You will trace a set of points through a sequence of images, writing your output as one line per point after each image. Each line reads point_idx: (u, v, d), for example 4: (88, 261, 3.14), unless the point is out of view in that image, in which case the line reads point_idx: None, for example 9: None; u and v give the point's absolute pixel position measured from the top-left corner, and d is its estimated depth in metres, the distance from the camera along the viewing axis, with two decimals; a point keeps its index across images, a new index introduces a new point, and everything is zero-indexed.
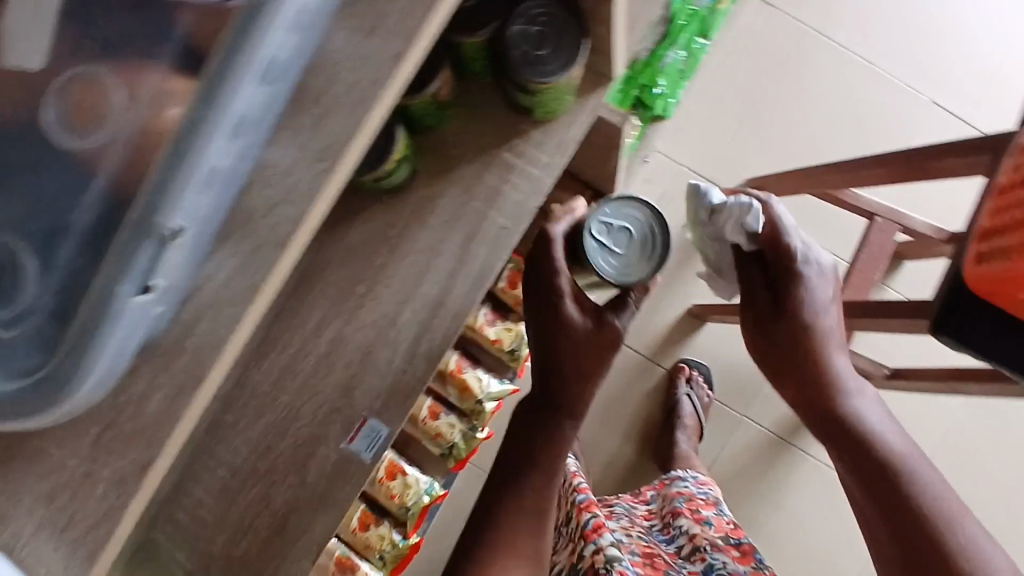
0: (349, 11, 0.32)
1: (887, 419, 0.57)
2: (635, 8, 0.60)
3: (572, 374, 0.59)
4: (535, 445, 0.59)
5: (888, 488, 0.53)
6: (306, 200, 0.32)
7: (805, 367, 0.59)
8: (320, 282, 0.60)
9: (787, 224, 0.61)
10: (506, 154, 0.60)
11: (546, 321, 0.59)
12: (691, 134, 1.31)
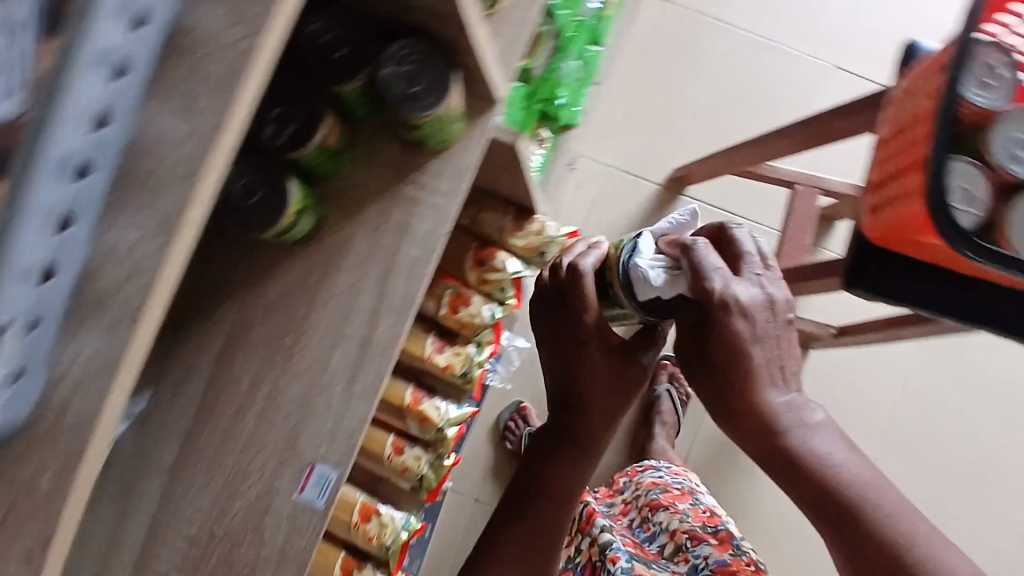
0: (170, 80, 0.32)
1: (828, 439, 0.58)
2: (507, 31, 0.62)
3: (592, 403, 0.68)
4: (552, 478, 0.69)
5: (841, 520, 0.56)
6: (153, 271, 0.32)
7: (746, 413, 0.58)
8: (247, 340, 0.61)
9: (714, 266, 0.58)
10: (409, 188, 0.62)
11: (570, 350, 0.69)
12: (611, 135, 1.36)
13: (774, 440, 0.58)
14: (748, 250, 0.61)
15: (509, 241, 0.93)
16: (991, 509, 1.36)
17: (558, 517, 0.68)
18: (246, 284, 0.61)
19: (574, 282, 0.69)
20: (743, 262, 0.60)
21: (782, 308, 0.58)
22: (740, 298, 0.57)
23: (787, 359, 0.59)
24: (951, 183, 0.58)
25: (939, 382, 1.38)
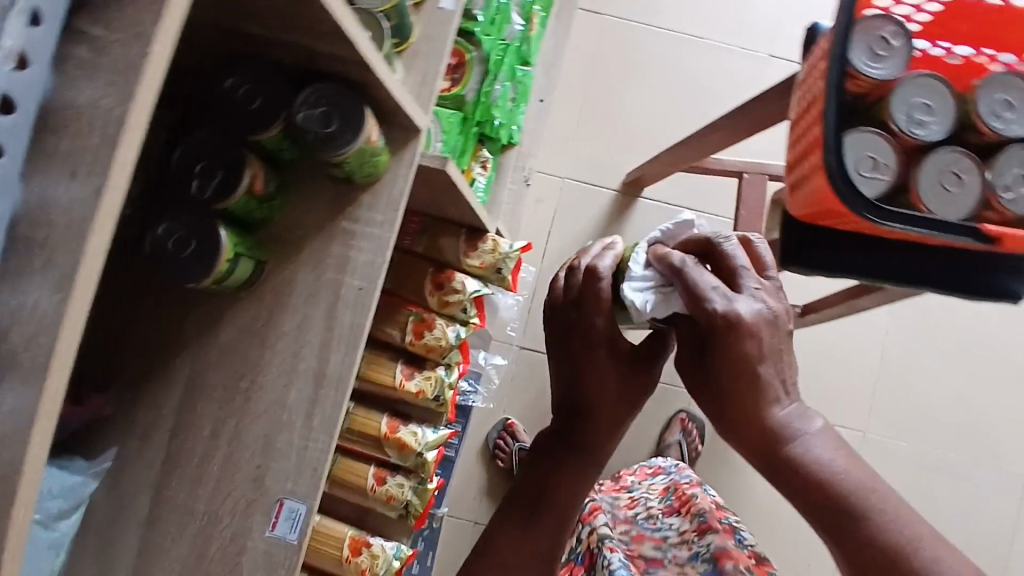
0: (50, 122, 0.30)
1: (834, 448, 0.55)
2: (421, 62, 0.65)
3: (596, 412, 0.67)
4: (557, 491, 0.66)
5: (844, 529, 0.51)
6: (56, 327, 0.30)
7: (751, 426, 0.56)
8: (206, 387, 0.64)
9: (709, 285, 0.57)
10: (344, 223, 0.64)
11: (578, 355, 0.68)
12: (560, 148, 1.40)
13: (779, 450, 0.55)
14: (742, 263, 0.60)
15: (464, 262, 0.95)
16: (982, 467, 1.38)
17: (560, 528, 0.66)
18: (198, 333, 0.64)
19: (587, 289, 0.69)
20: (739, 275, 0.60)
21: (780, 322, 0.58)
22: (742, 314, 0.56)
23: (788, 370, 0.57)
24: (843, 162, 0.58)
25: (915, 348, 1.40)
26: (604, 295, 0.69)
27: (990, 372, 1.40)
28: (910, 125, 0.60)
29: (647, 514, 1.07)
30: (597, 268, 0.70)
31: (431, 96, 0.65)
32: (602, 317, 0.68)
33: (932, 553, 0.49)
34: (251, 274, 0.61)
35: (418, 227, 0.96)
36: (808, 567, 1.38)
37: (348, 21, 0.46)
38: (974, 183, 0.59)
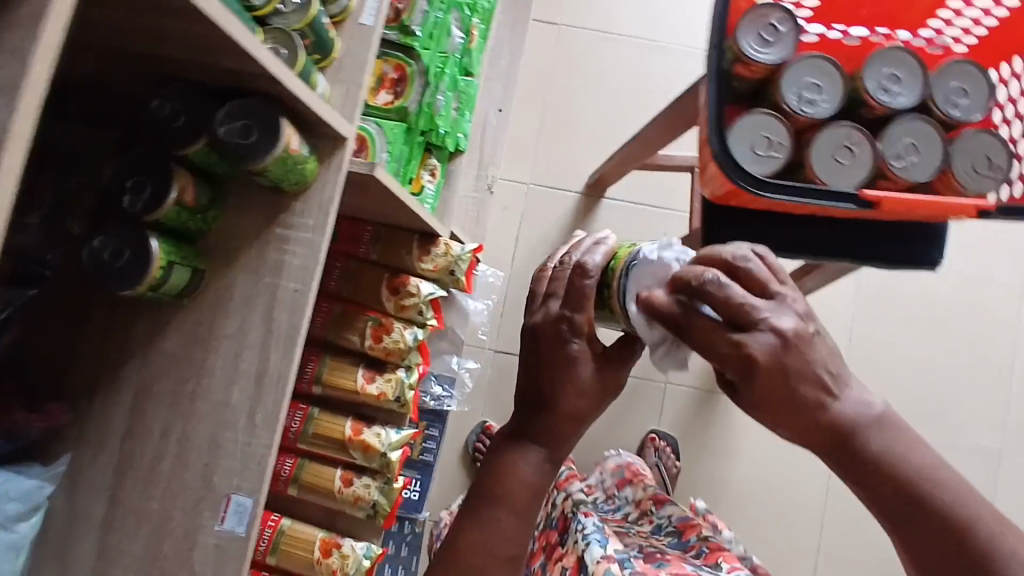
0: None
1: (907, 437, 0.48)
2: (345, 74, 0.69)
3: (563, 414, 0.54)
4: (504, 485, 0.53)
5: (910, 522, 0.46)
6: None
7: (799, 426, 0.48)
8: (154, 391, 0.68)
9: (719, 331, 0.47)
10: (277, 229, 0.68)
11: (547, 349, 0.54)
12: (521, 155, 1.44)
13: (849, 447, 0.48)
14: (742, 295, 0.47)
15: (418, 267, 0.99)
16: (953, 442, 1.40)
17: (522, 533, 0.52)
18: (144, 343, 0.68)
19: (572, 285, 0.55)
20: (747, 307, 0.47)
21: (799, 337, 0.47)
22: (755, 353, 0.46)
23: (826, 362, 0.48)
24: (733, 149, 0.63)
25: (882, 328, 1.42)
26: (592, 294, 0.54)
27: (955, 349, 1.43)
28: (801, 104, 0.63)
29: (608, 495, 1.16)
30: (585, 264, 0.55)
31: (356, 106, 0.69)
32: (585, 314, 0.54)
33: (998, 531, 0.46)
34: (189, 282, 0.66)
35: (371, 236, 0.99)
36: (791, 553, 1.39)
37: (251, 40, 0.51)
38: (865, 153, 0.63)
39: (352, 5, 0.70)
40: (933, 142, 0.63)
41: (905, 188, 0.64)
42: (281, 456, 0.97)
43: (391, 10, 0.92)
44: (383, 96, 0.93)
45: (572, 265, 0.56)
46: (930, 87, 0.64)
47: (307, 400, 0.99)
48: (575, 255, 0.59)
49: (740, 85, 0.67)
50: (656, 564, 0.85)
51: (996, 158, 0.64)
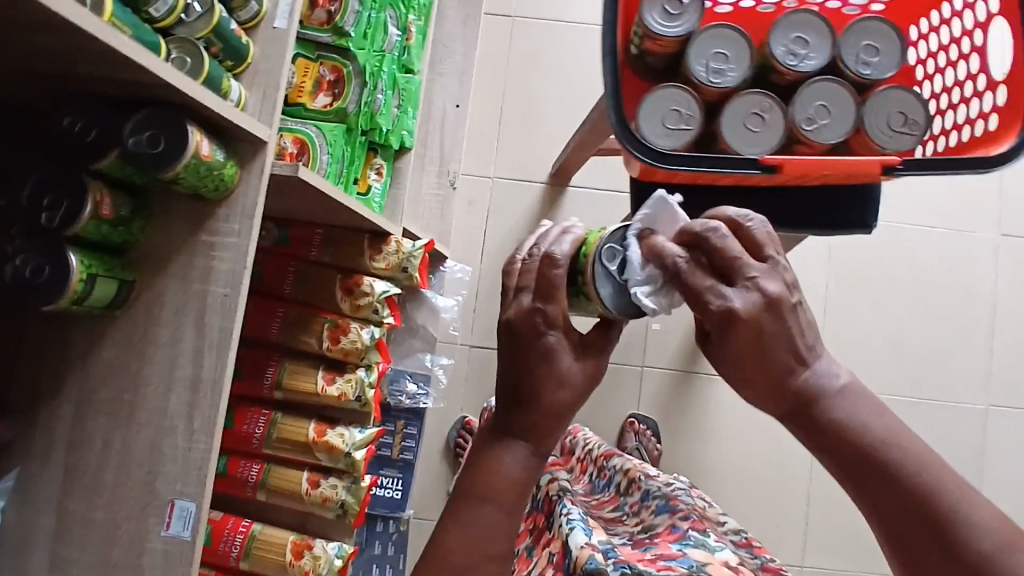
0: None
1: (871, 406, 0.48)
2: (261, 79, 0.70)
3: (547, 406, 0.51)
4: (483, 475, 0.51)
5: (877, 489, 0.46)
6: None
7: (766, 393, 0.49)
8: (94, 402, 0.69)
9: (708, 284, 0.47)
10: (203, 236, 0.68)
11: (524, 346, 0.52)
12: (483, 148, 1.44)
13: (813, 416, 0.48)
14: (736, 252, 0.47)
15: (370, 266, 1.00)
16: (938, 407, 1.38)
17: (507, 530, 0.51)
18: (82, 355, 0.69)
19: (542, 276, 0.53)
20: (738, 263, 0.47)
21: (786, 302, 0.47)
22: (740, 311, 0.46)
23: (802, 330, 0.48)
24: (641, 124, 0.63)
25: (858, 297, 1.41)
26: (561, 284, 0.52)
27: (934, 313, 1.41)
28: (709, 75, 0.63)
29: (594, 469, 1.14)
30: (552, 253, 0.53)
31: (274, 109, 0.70)
32: (558, 306, 0.52)
33: (966, 499, 0.44)
34: (118, 294, 0.67)
35: (322, 239, 1.00)
36: (778, 527, 1.39)
37: (143, 54, 0.53)
38: (776, 119, 0.63)
39: (264, 9, 0.70)
40: (845, 103, 0.62)
41: (823, 151, 0.64)
42: (247, 462, 0.97)
43: (323, 13, 0.90)
44: (322, 99, 0.94)
45: (540, 256, 0.54)
46: (838, 46, 0.63)
47: (270, 405, 1.00)
48: (542, 246, 0.55)
49: (653, 60, 0.67)
50: (643, 548, 0.82)
51: (911, 114, 0.62)
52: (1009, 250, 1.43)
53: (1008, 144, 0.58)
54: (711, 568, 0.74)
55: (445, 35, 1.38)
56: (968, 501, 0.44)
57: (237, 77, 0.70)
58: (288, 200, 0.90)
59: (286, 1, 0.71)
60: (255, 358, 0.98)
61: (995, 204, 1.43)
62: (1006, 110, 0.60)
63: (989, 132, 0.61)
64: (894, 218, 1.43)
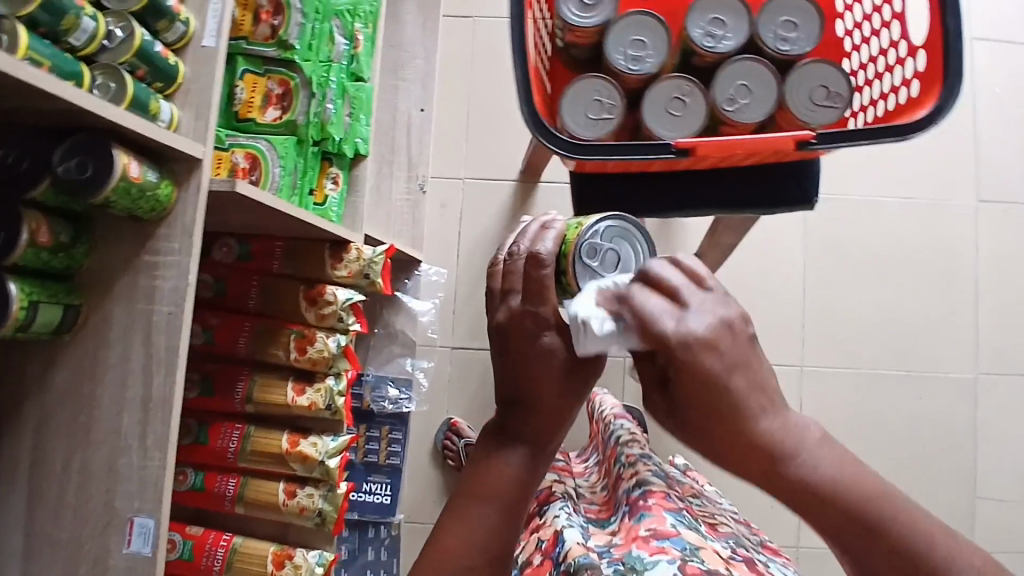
0: None
1: (840, 457, 0.49)
2: (193, 97, 0.71)
3: (545, 406, 0.56)
4: (480, 474, 0.56)
5: (856, 540, 0.47)
6: None
7: (740, 452, 0.49)
8: (50, 426, 0.70)
9: (656, 309, 0.48)
10: (146, 257, 0.70)
11: (519, 348, 0.56)
12: (451, 150, 1.45)
13: (789, 474, 0.48)
14: (675, 283, 0.49)
15: (333, 275, 1.01)
16: (924, 379, 1.37)
17: (507, 529, 0.55)
18: (36, 380, 0.71)
19: (530, 278, 0.56)
20: (680, 291, 0.49)
21: (738, 327, 0.49)
22: (698, 332, 0.47)
23: (767, 377, 0.50)
24: (565, 115, 0.63)
25: (836, 273, 1.40)
26: (551, 284, 0.56)
27: (916, 285, 1.40)
28: (628, 63, 0.64)
29: (606, 425, 1.11)
30: (538, 253, 0.56)
31: (208, 127, 0.71)
32: (549, 306, 0.56)
33: (939, 539, 0.46)
34: (64, 319, 0.68)
35: (283, 251, 1.00)
36: (771, 510, 1.37)
37: (63, 87, 0.53)
38: (697, 102, 0.63)
39: (191, 29, 0.71)
40: (766, 81, 0.63)
41: (750, 130, 0.64)
42: (224, 476, 0.98)
43: (266, 28, 0.91)
44: (272, 112, 0.95)
45: (525, 256, 0.56)
46: (756, 25, 0.64)
47: (243, 419, 1.01)
48: (524, 245, 0.59)
49: (578, 52, 0.68)
50: (637, 518, 0.75)
51: (834, 86, 0.62)
52: (987, 216, 1.41)
53: (925, 110, 0.58)
54: (705, 554, 0.68)
55: (406, 41, 1.37)
56: (947, 545, 0.46)
57: (169, 97, 0.71)
58: (243, 216, 0.91)
59: (214, 19, 0.72)
60: (226, 372, 1.00)
61: (971, 171, 1.42)
62: (927, 75, 0.60)
63: (914, 98, 0.61)
64: (869, 192, 1.42)
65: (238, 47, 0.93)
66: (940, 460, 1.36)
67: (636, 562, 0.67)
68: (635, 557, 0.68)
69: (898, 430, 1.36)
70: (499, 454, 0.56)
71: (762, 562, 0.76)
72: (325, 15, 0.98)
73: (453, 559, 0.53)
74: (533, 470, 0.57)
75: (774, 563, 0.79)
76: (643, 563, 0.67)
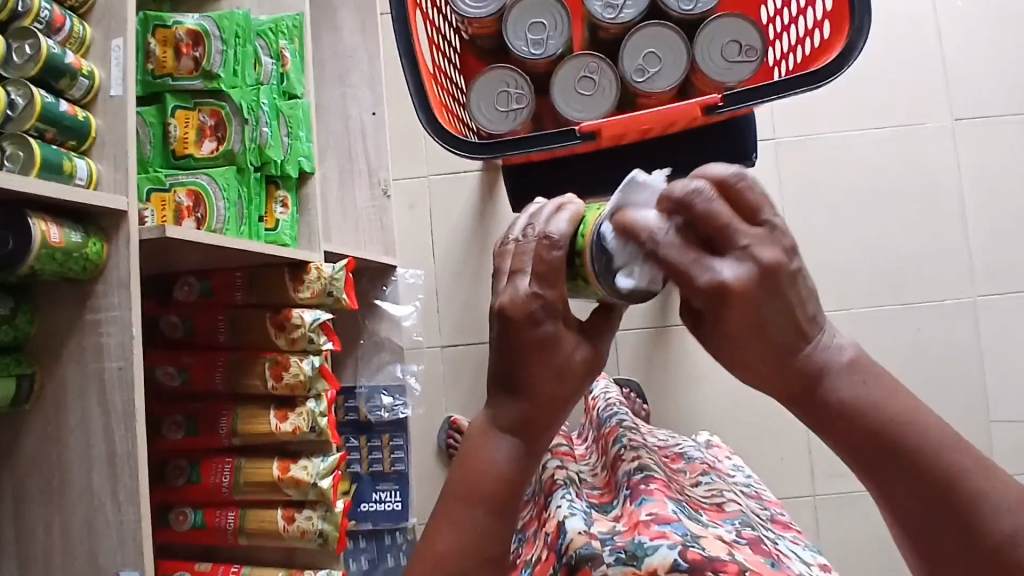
0: None
1: (874, 387, 0.45)
2: (109, 150, 0.71)
3: (538, 397, 0.50)
4: (467, 467, 0.51)
5: (886, 463, 0.43)
6: None
7: (771, 371, 0.46)
8: (28, 493, 0.72)
9: (685, 259, 0.43)
10: (89, 315, 0.70)
11: (514, 335, 0.49)
12: (410, 149, 1.44)
13: (813, 391, 0.45)
14: (725, 217, 0.42)
15: (296, 297, 1.00)
16: (919, 308, 1.34)
17: (498, 530, 0.51)
18: (10, 452, 0.72)
19: (540, 261, 0.49)
20: (730, 228, 0.43)
21: (783, 267, 0.43)
22: (730, 282, 0.42)
23: (802, 304, 0.44)
24: (475, 110, 0.63)
25: (816, 217, 1.37)
26: None
27: (901, 215, 1.36)
28: (531, 48, 0.63)
29: (603, 407, 1.05)
30: (551, 236, 0.50)
31: (128, 178, 0.70)
32: (557, 292, 0.49)
33: (983, 480, 0.41)
34: (19, 390, 0.69)
35: (244, 282, 1.00)
36: (784, 463, 1.33)
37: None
38: (608, 79, 0.62)
39: (97, 81, 0.71)
40: (675, 48, 0.62)
41: (665, 99, 0.63)
42: (222, 511, 0.99)
43: (189, 61, 0.93)
44: (208, 145, 0.95)
45: (536, 238, 0.50)
46: None
47: (233, 453, 1.01)
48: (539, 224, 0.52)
49: (484, 43, 0.67)
50: (637, 502, 0.68)
51: (746, 41, 0.61)
52: (965, 134, 1.36)
53: (840, 47, 0.56)
54: (707, 542, 0.63)
55: (346, 46, 1.33)
56: (987, 481, 0.41)
57: (86, 154, 0.70)
58: (196, 256, 0.90)
59: (118, 68, 0.71)
60: (208, 410, 1.00)
61: (941, 90, 1.37)
62: (838, 12, 0.58)
63: (826, 40, 0.60)
64: (840, 128, 1.38)
65: (165, 84, 0.93)
66: (947, 389, 1.33)
67: (637, 548, 0.61)
68: (636, 543, 0.62)
69: (900, 365, 1.34)
70: (490, 448, 0.51)
71: (769, 542, 0.69)
72: (246, 38, 0.97)
73: (443, 565, 0.50)
74: (524, 466, 0.52)
75: (783, 540, 0.73)
76: (643, 548, 0.61)
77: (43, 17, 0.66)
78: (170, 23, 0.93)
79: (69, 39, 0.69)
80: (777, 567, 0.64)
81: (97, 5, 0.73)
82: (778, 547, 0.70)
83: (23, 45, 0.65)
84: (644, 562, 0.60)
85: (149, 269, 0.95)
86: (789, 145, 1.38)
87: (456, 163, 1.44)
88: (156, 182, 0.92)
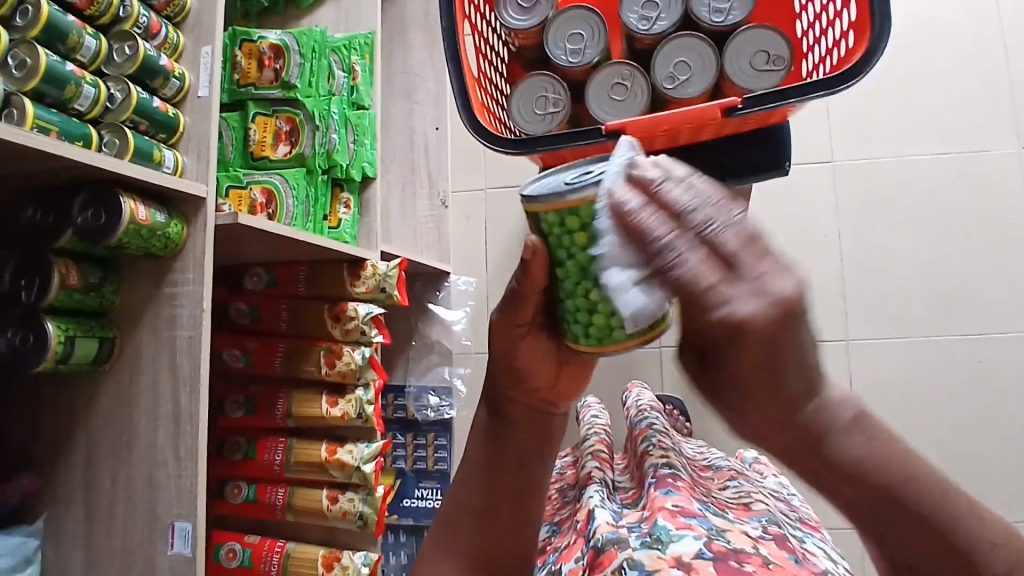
0: None
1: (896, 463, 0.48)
2: (195, 142, 0.80)
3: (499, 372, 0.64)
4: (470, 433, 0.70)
5: (893, 529, 0.48)
6: None
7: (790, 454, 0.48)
8: (104, 445, 0.80)
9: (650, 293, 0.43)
10: (167, 289, 0.78)
11: None
12: (469, 161, 1.52)
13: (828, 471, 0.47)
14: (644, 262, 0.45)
15: (352, 292, 1.07)
16: (981, 339, 1.29)
17: (479, 484, 0.67)
18: (91, 408, 0.81)
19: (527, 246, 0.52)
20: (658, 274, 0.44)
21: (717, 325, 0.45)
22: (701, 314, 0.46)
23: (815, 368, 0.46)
24: (515, 111, 0.68)
25: (874, 239, 1.34)
26: None
27: (963, 242, 1.32)
28: (570, 57, 0.69)
29: (637, 412, 1.07)
30: None
31: (208, 168, 0.79)
32: None
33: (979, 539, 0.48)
34: (101, 350, 0.77)
35: (306, 275, 1.08)
36: None
37: (74, 148, 0.62)
38: (639, 84, 0.66)
39: (187, 83, 0.81)
40: (703, 57, 0.66)
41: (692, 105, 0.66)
42: (273, 487, 1.06)
43: (270, 72, 1.03)
44: (282, 148, 1.04)
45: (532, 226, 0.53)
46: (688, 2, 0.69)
47: (286, 433, 1.09)
48: None
49: (529, 54, 0.73)
50: (663, 491, 0.69)
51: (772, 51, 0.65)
52: None
53: (861, 51, 0.59)
54: (732, 536, 0.62)
55: (415, 65, 1.42)
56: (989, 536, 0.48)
57: (173, 146, 0.80)
58: (264, 247, 0.99)
59: (205, 72, 0.81)
60: (267, 392, 1.08)
61: (1010, 113, 1.33)
62: (860, 22, 0.61)
63: (850, 48, 0.62)
64: (899, 152, 1.35)
65: (248, 93, 1.04)
66: (1011, 425, 1.27)
67: (662, 533, 0.61)
68: (661, 528, 0.61)
69: (957, 397, 1.29)
70: (487, 421, 0.67)
71: (794, 541, 0.69)
72: (322, 52, 1.07)
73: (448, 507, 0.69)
74: (497, 432, 0.67)
75: (812, 541, 0.73)
76: (669, 534, 0.60)
77: (142, 22, 0.77)
78: (255, 37, 1.04)
79: (164, 44, 0.80)
80: (802, 564, 0.63)
81: (191, 16, 0.83)
82: (804, 546, 0.69)
83: (122, 46, 0.75)
84: (669, 546, 0.59)
85: (223, 258, 1.05)
86: (846, 167, 1.37)
87: (511, 177, 1.50)
88: (235, 180, 1.02)
